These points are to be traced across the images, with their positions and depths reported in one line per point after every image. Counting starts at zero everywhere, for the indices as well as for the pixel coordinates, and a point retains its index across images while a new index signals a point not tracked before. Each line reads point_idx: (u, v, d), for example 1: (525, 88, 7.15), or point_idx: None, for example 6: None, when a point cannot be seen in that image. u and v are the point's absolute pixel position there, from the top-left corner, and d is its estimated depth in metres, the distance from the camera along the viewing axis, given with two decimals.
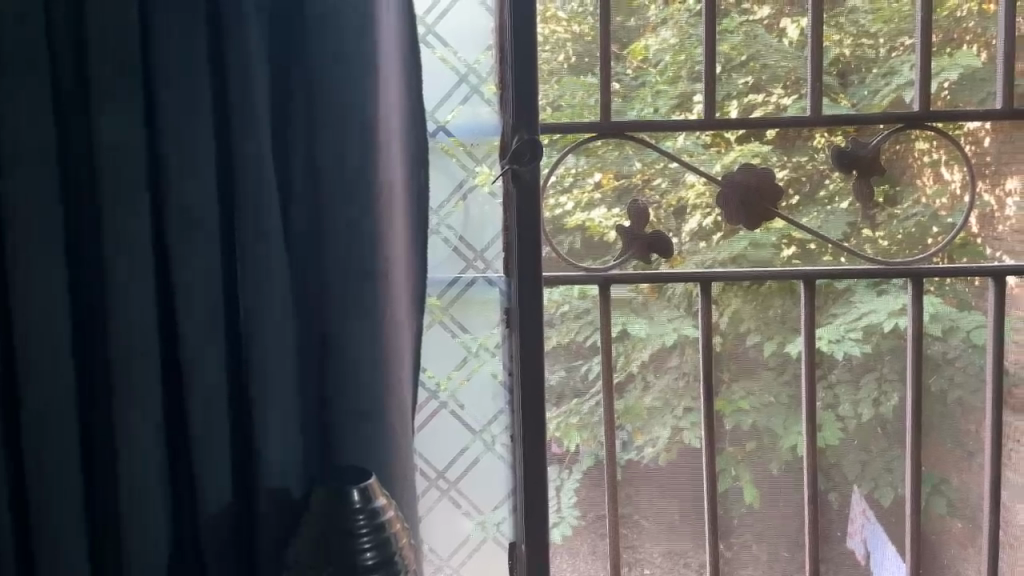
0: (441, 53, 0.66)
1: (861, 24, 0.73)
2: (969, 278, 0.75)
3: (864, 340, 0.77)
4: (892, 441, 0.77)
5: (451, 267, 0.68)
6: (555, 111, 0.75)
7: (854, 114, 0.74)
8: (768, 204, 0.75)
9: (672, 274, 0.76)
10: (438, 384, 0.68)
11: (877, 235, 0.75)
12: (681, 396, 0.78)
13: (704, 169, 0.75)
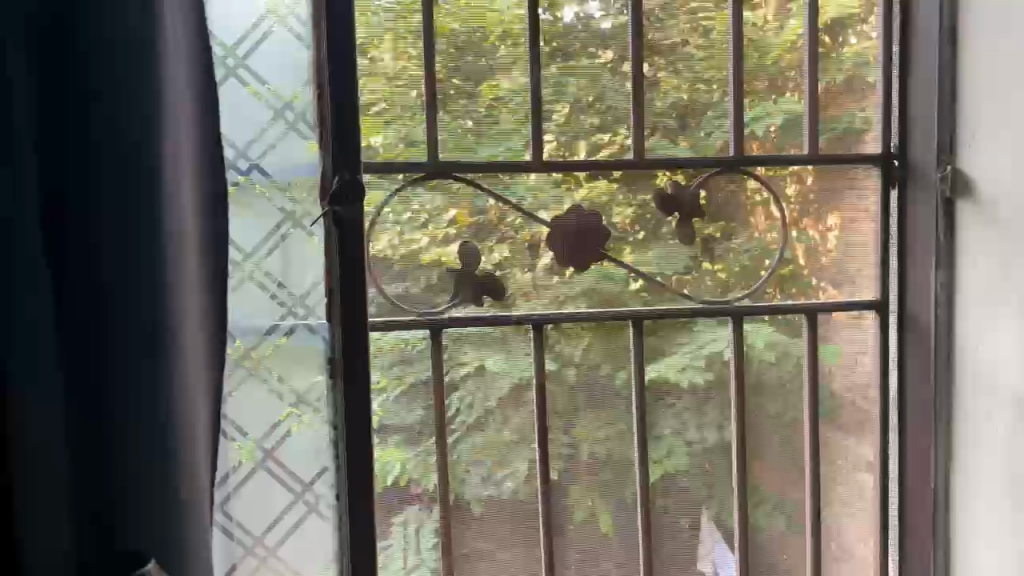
0: (252, 88, 0.62)
1: (697, 71, 0.75)
2: (791, 314, 0.78)
3: (707, 368, 0.78)
4: (739, 463, 0.79)
5: (269, 315, 0.63)
6: (406, 147, 0.72)
7: (691, 155, 0.76)
8: (593, 247, 0.75)
9: (524, 310, 0.75)
10: (254, 443, 0.63)
11: (716, 268, 0.77)
12: (537, 430, 0.77)
13: (552, 206, 0.75)
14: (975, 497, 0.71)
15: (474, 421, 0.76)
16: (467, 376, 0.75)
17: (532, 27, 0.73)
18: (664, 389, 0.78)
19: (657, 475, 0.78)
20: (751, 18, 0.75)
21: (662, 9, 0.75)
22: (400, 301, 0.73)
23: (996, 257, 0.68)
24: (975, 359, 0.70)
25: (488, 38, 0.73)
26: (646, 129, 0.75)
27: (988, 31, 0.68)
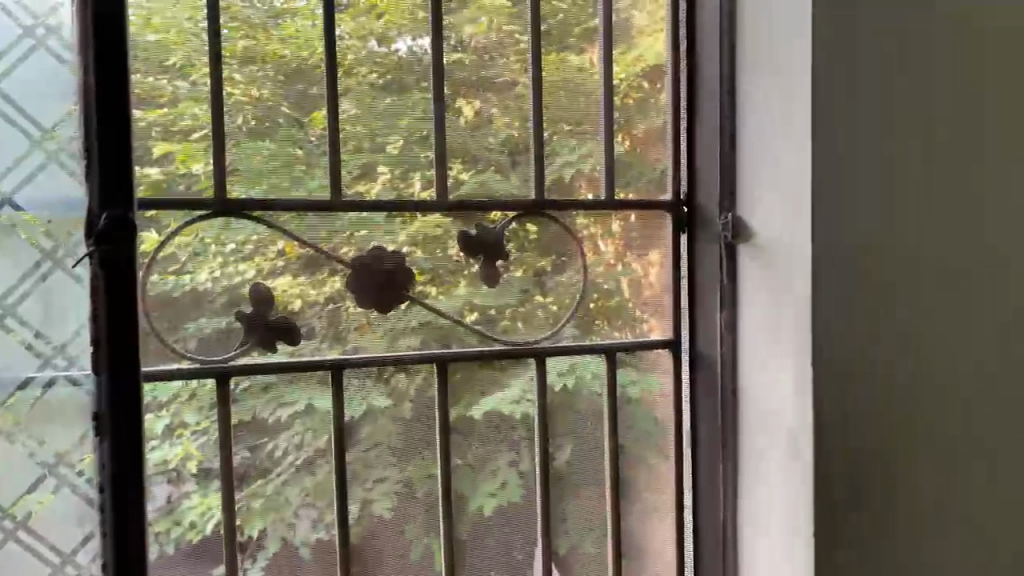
0: (6, 116, 0.57)
1: (528, 110, 0.76)
2: (596, 355, 0.79)
3: (539, 399, 0.78)
4: (574, 490, 0.79)
5: (23, 368, 0.57)
6: (231, 174, 0.69)
7: (522, 192, 0.76)
8: (394, 288, 0.73)
9: (357, 346, 0.72)
10: (5, 512, 0.57)
11: (549, 301, 0.78)
12: (370, 467, 0.73)
13: (388, 238, 0.73)
14: (759, 529, 0.74)
15: (303, 461, 0.72)
16: (295, 416, 0.71)
17: (365, 58, 0.72)
18: (500, 420, 0.77)
19: (495, 506, 0.77)
20: (575, 61, 0.77)
21: (493, 47, 0.75)
22: (225, 336, 0.69)
23: (770, 300, 0.71)
24: (756, 398, 0.73)
25: (317, 67, 0.70)
26: (479, 163, 0.75)
27: (759, 87, 0.72)
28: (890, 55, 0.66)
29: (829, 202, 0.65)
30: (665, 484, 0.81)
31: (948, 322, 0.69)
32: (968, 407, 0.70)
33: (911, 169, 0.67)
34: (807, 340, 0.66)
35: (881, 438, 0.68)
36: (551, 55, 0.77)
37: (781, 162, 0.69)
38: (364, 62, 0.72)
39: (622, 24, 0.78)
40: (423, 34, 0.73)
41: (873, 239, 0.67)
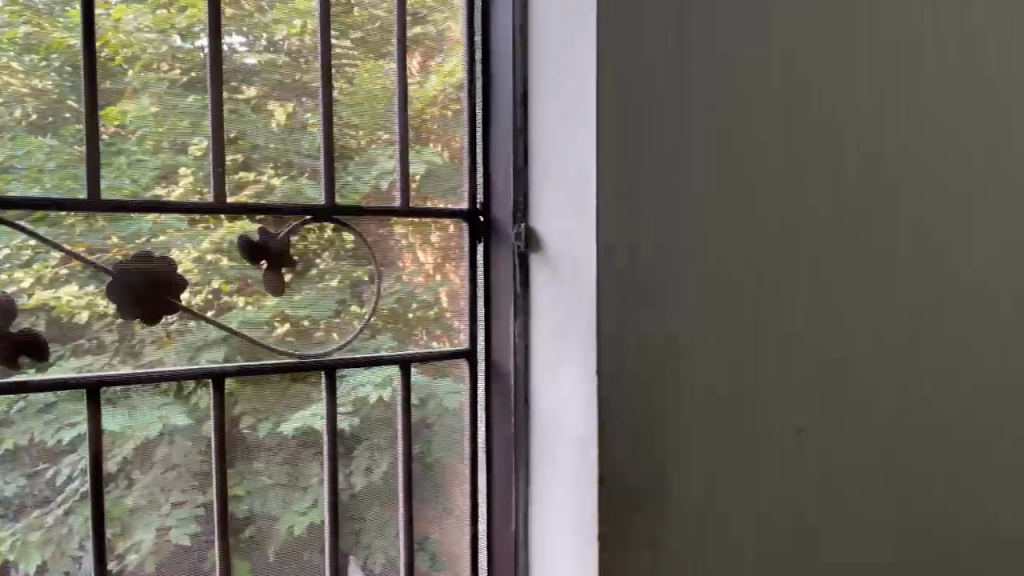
0: None
1: (344, 116, 0.73)
2: (413, 364, 0.77)
3: (353, 413, 0.74)
4: (387, 508, 0.76)
5: None
6: (4, 173, 0.61)
7: (341, 199, 0.73)
8: (164, 296, 0.67)
9: (155, 360, 0.67)
10: None
11: (365, 310, 0.74)
12: (169, 490, 0.68)
13: (189, 245, 0.67)
14: (548, 532, 0.75)
15: (91, 487, 0.65)
16: (81, 439, 0.65)
17: (167, 53, 0.66)
18: (313, 437, 0.73)
19: (305, 526, 0.73)
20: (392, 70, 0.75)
21: (308, 49, 0.71)
22: None
23: (558, 304, 0.72)
24: (546, 404, 0.74)
25: (111, 60, 0.65)
26: (294, 167, 0.71)
27: (550, 98, 0.73)
28: (667, 73, 0.70)
29: (612, 213, 0.68)
30: (461, 500, 0.79)
31: (725, 328, 0.74)
32: (744, 408, 0.75)
33: (689, 181, 0.71)
34: (592, 346, 0.68)
35: (663, 439, 0.71)
36: (369, 63, 0.74)
37: (568, 172, 0.71)
38: (166, 57, 0.66)
39: (440, 35, 0.77)
40: (232, 31, 0.69)
41: (652, 247, 0.70)
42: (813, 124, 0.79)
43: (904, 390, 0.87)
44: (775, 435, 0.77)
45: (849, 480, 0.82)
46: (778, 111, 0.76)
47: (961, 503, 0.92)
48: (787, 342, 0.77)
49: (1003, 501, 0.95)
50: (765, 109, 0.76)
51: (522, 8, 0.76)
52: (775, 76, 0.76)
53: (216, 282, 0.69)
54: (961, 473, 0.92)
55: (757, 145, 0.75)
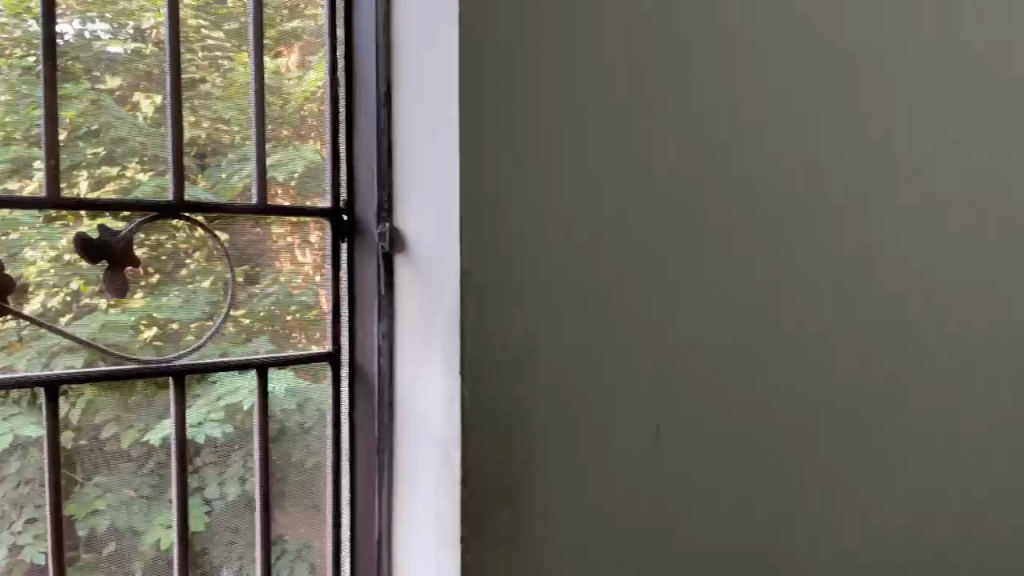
0: None
1: (218, 110, 0.70)
2: (295, 368, 0.74)
3: (226, 420, 0.71)
4: (249, 518, 0.73)
5: None
6: None
7: (212, 198, 0.70)
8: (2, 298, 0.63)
9: (6, 367, 0.63)
10: None
11: (240, 313, 0.71)
12: (21, 506, 0.64)
13: (45, 245, 0.64)
14: (409, 530, 0.74)
15: None
16: None
17: (23, 39, 0.63)
18: (179, 446, 0.70)
19: (173, 539, 0.70)
20: (269, 64, 0.72)
21: (178, 40, 0.68)
22: None
23: (422, 303, 0.71)
24: (411, 406, 0.73)
25: None
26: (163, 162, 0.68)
27: (414, 95, 0.72)
28: (534, 73, 0.71)
29: (476, 210, 0.68)
30: (321, 509, 0.77)
31: (587, 327, 0.75)
32: (608, 403, 0.76)
33: (552, 182, 0.72)
34: (454, 345, 0.68)
35: (527, 437, 0.71)
36: (244, 56, 0.71)
37: (430, 169, 0.70)
38: (22, 44, 0.63)
39: (320, 31, 0.75)
40: (94, 17, 0.65)
41: (515, 248, 0.70)
42: (685, 124, 0.80)
43: (783, 389, 0.89)
44: (639, 432, 0.79)
45: (723, 478, 0.85)
46: (650, 111, 0.78)
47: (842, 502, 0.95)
48: (651, 339, 0.79)
49: (874, 492, 0.98)
50: (635, 111, 0.77)
51: (386, 5, 0.75)
52: (648, 76, 0.77)
53: (75, 284, 0.65)
54: (840, 470, 0.95)
55: (625, 146, 0.76)
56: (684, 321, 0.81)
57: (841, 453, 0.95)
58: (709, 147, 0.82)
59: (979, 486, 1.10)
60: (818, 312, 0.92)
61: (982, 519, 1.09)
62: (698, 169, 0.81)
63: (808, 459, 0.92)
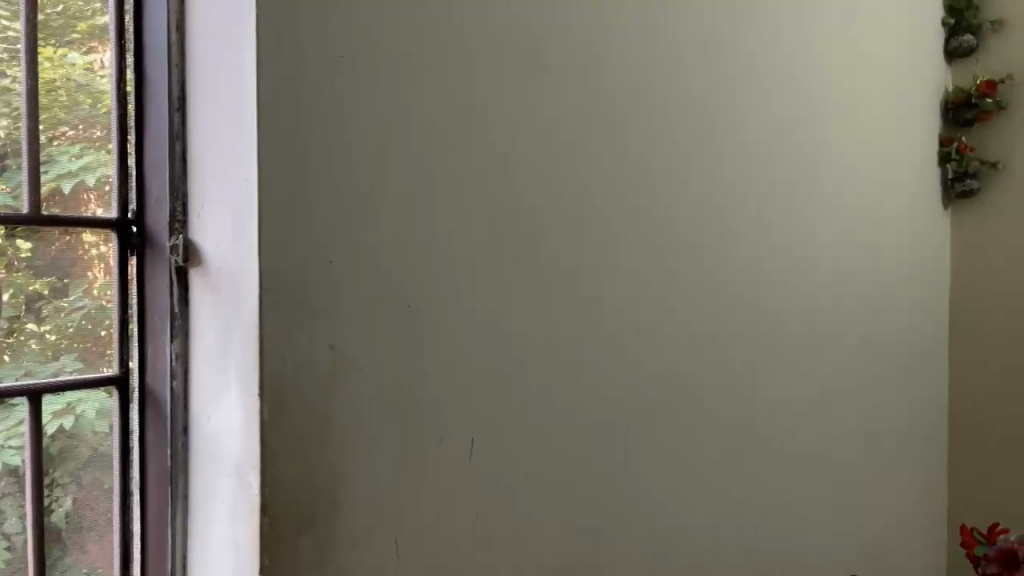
0: None
1: (18, 107, 0.66)
2: (101, 390, 0.70)
3: (27, 446, 0.66)
4: (33, 559, 0.67)
5: None
6: None
7: (10, 204, 0.66)
8: None
9: None
10: None
11: (43, 329, 0.67)
12: None
13: None
14: (207, 565, 0.69)
15: None
16: None
17: None
18: None
19: None
20: (78, 60, 0.69)
21: None
22: None
23: (219, 318, 0.67)
24: (207, 432, 0.69)
25: None
26: None
27: (211, 97, 0.68)
28: (341, 78, 0.68)
29: (276, 224, 0.64)
30: (105, 548, 0.71)
31: (397, 342, 0.72)
32: (420, 422, 0.74)
33: (359, 191, 0.69)
34: (251, 364, 0.64)
35: (332, 462, 0.67)
36: (48, 51, 0.68)
37: (228, 175, 0.66)
38: None
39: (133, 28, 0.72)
40: None
41: (320, 263, 0.67)
42: (493, 129, 0.81)
43: (597, 394, 0.93)
44: (451, 448, 0.77)
45: (546, 484, 0.86)
46: (458, 118, 0.77)
47: (654, 501, 1.00)
48: (462, 352, 0.78)
49: (681, 489, 1.05)
50: (444, 117, 0.76)
51: (177, 4, 0.70)
52: (455, 82, 0.77)
53: None
54: (651, 470, 1.00)
55: (433, 153, 0.75)
56: (495, 332, 0.81)
57: (649, 454, 1.00)
58: (514, 154, 0.83)
59: (758, 477, 1.19)
60: (619, 317, 0.95)
61: (763, 508, 1.20)
62: (505, 176, 0.82)
63: (614, 463, 0.95)
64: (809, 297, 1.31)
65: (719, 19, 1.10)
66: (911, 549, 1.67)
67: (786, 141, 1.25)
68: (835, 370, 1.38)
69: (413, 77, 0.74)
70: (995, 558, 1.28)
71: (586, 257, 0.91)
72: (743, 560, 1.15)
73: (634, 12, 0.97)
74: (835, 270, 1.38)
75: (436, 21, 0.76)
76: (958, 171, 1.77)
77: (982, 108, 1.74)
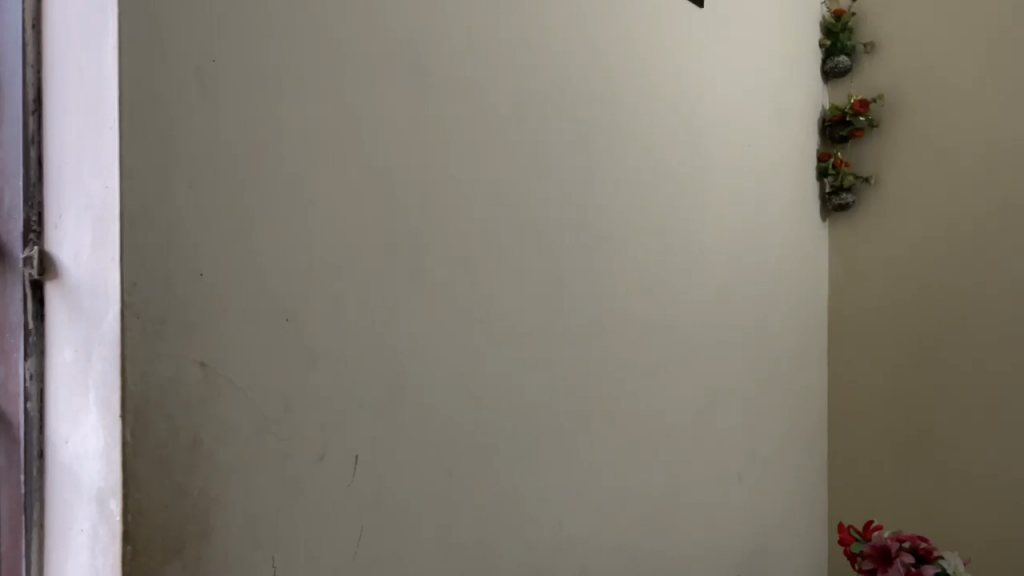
0: None
1: None
2: None
3: None
4: None
5: None
6: None
7: None
8: None
9: None
10: None
11: None
12: None
13: None
14: None
15: None
16: None
17: None
18: None
19: None
20: None
21: None
22: None
23: (78, 335, 0.63)
24: (65, 457, 0.65)
25: None
26: None
27: (71, 100, 0.64)
28: (213, 79, 0.64)
29: (140, 233, 0.60)
30: None
31: (276, 356, 0.68)
32: (302, 440, 0.70)
33: (232, 199, 0.66)
34: (110, 383, 0.59)
35: (203, 486, 0.63)
36: None
37: (86, 183, 0.62)
38: None
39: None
40: None
41: (189, 275, 0.63)
42: (381, 135, 0.78)
43: (497, 405, 0.91)
44: (335, 468, 0.73)
45: (445, 499, 0.84)
46: (343, 122, 0.75)
47: (557, 511, 0.99)
48: (348, 366, 0.74)
49: (583, 498, 1.04)
50: (329, 122, 0.73)
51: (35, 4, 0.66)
52: (340, 85, 0.75)
53: None
54: (552, 480, 0.99)
55: (316, 158, 0.72)
56: (383, 344, 0.78)
57: (551, 464, 0.98)
58: (404, 162, 0.81)
59: (660, 483, 1.20)
60: (515, 327, 0.94)
61: (666, 515, 1.21)
62: (394, 183, 0.79)
63: (510, 476, 0.92)
64: (706, 305, 1.33)
65: (610, 30, 1.12)
66: (800, 551, 1.72)
67: (679, 147, 1.27)
68: (731, 377, 1.41)
69: (294, 79, 0.70)
70: (871, 553, 1.34)
71: (480, 267, 0.89)
72: (647, 566, 1.16)
73: (525, 21, 0.97)
74: (730, 278, 1.41)
75: (321, 22, 0.73)
76: (834, 185, 1.87)
77: (856, 126, 1.85)
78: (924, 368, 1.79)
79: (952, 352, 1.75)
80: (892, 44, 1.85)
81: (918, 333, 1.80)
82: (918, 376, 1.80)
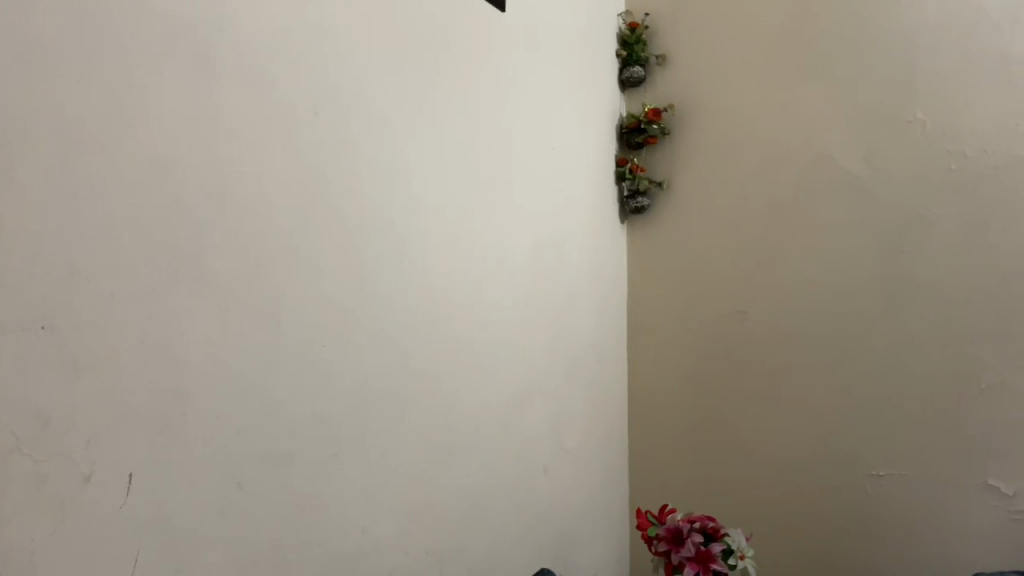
0: None
1: None
2: None
3: None
4: None
5: None
6: None
7: None
8: None
9: None
10: None
11: None
12: None
13: None
14: None
15: None
16: None
17: None
18: None
19: None
20: None
21: None
22: None
23: None
24: None
25: None
26: None
27: None
28: None
29: None
30: None
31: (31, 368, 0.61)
32: (64, 458, 0.64)
33: None
34: None
35: None
36: None
37: None
38: None
39: None
40: None
41: None
42: (159, 128, 0.73)
43: (291, 410, 0.87)
44: (105, 487, 0.67)
45: (234, 511, 0.79)
46: (113, 111, 0.68)
47: (358, 515, 0.97)
48: (121, 376, 0.69)
49: (386, 500, 1.03)
50: (95, 108, 0.67)
51: None
52: (110, 69, 0.68)
53: None
54: (352, 483, 0.96)
55: (80, 150, 0.66)
56: (163, 352, 0.72)
57: (350, 467, 0.96)
58: (185, 156, 0.75)
59: (464, 480, 1.21)
60: (312, 331, 0.91)
61: (470, 510, 1.22)
62: (174, 179, 0.74)
63: (306, 482, 0.89)
64: (509, 304, 1.36)
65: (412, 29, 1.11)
66: (603, 536, 1.80)
67: (481, 148, 1.28)
68: (535, 373, 1.45)
69: (53, 62, 0.63)
70: (666, 536, 1.43)
71: (274, 269, 0.86)
72: (452, 562, 1.17)
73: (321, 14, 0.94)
74: (532, 277, 1.45)
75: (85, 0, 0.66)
76: (632, 188, 1.98)
77: (650, 133, 1.98)
78: (713, 360, 1.93)
79: (736, 345, 1.89)
80: (684, 58, 1.98)
81: (706, 327, 1.94)
82: (708, 368, 1.93)
